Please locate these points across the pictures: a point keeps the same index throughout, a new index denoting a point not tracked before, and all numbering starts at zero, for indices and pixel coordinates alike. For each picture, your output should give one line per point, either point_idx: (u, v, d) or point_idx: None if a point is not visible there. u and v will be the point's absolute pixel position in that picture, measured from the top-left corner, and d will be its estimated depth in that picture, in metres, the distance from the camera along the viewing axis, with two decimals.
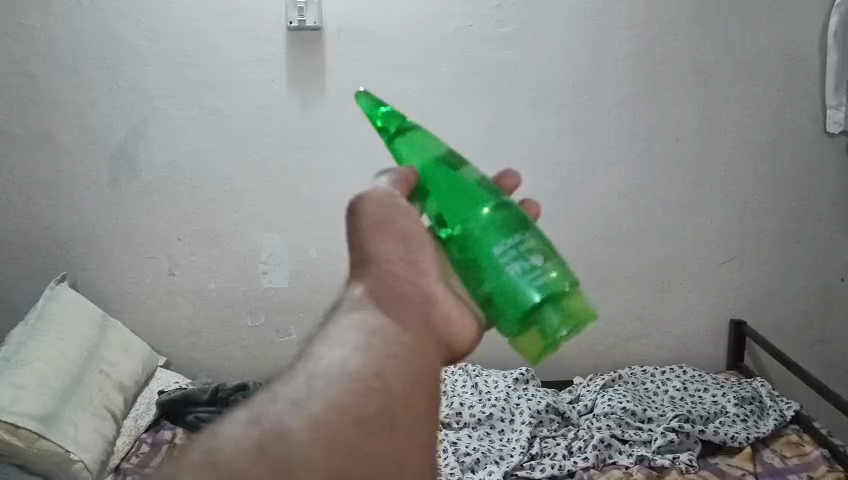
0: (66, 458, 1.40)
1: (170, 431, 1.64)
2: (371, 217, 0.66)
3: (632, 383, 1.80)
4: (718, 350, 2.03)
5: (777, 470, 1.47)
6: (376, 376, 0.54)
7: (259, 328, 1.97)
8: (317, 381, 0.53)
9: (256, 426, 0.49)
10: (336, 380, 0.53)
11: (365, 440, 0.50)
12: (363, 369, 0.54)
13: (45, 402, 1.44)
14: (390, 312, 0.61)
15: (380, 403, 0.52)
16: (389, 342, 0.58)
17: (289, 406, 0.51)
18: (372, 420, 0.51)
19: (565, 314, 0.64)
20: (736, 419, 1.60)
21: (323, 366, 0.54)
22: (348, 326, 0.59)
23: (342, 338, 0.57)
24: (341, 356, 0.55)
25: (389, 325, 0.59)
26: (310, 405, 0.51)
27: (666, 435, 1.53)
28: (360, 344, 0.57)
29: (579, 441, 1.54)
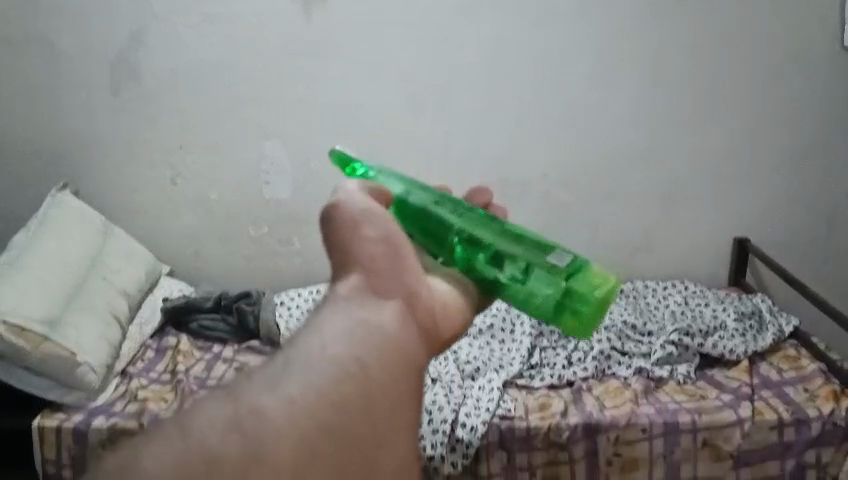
0: (72, 359, 1.41)
1: (174, 336, 1.68)
2: (349, 208, 0.52)
3: (634, 296, 1.81)
4: (721, 265, 2.02)
5: (772, 381, 1.49)
6: (358, 365, 0.42)
7: (263, 238, 1.96)
8: (288, 369, 0.41)
9: (229, 407, 0.39)
10: (308, 368, 0.41)
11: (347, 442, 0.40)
12: (342, 355, 0.42)
13: (49, 307, 1.45)
14: (379, 298, 0.47)
15: (364, 397, 0.41)
16: (377, 325, 0.45)
17: (263, 389, 0.40)
18: (355, 410, 0.40)
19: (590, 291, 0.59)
20: (735, 333, 1.62)
21: (306, 346, 0.42)
22: (336, 308, 0.46)
23: (327, 320, 0.45)
24: (319, 335, 0.43)
25: (382, 310, 0.46)
26: (286, 387, 0.40)
27: (665, 347, 1.56)
28: (351, 321, 0.45)
29: (578, 352, 1.57)
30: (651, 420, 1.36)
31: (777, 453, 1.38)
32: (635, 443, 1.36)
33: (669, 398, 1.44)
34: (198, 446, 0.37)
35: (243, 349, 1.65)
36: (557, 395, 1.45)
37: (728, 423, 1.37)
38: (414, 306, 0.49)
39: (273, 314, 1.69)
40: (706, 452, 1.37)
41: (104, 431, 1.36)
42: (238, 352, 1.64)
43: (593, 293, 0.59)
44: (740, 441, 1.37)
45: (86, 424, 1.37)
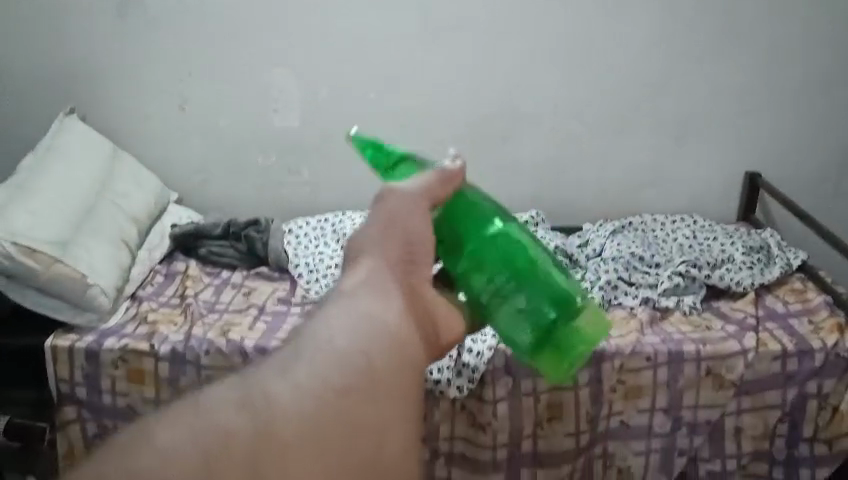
0: (82, 282, 1.42)
1: (183, 262, 1.70)
2: (390, 213, 0.60)
3: (642, 229, 1.81)
4: (730, 200, 2.00)
5: (778, 313, 1.49)
6: (361, 353, 0.43)
7: (271, 167, 1.95)
8: (298, 353, 0.42)
9: (240, 391, 0.40)
10: (312, 359, 0.42)
11: (351, 425, 0.40)
12: (347, 349, 0.43)
13: (59, 229, 1.46)
14: (385, 296, 0.49)
15: (366, 382, 0.42)
16: (378, 322, 0.45)
17: (274, 373, 0.41)
18: (359, 391, 0.41)
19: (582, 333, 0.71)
20: (742, 266, 1.62)
21: (310, 336, 0.44)
22: (343, 301, 0.47)
23: (336, 310, 0.46)
24: (326, 326, 0.44)
25: (389, 305, 0.48)
26: (294, 372, 0.41)
27: (672, 278, 1.56)
28: (357, 313, 0.45)
29: (585, 282, 1.58)
30: (656, 349, 1.37)
31: (778, 383, 1.39)
32: (639, 372, 1.37)
33: (674, 329, 1.45)
34: (215, 421, 0.38)
35: (250, 275, 1.67)
36: None
37: (731, 353, 1.38)
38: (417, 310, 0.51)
39: (281, 242, 1.70)
40: (709, 381, 1.38)
41: (116, 351, 1.38)
42: (246, 277, 1.66)
43: (578, 335, 0.71)
44: (743, 371, 1.38)
45: (98, 345, 1.38)
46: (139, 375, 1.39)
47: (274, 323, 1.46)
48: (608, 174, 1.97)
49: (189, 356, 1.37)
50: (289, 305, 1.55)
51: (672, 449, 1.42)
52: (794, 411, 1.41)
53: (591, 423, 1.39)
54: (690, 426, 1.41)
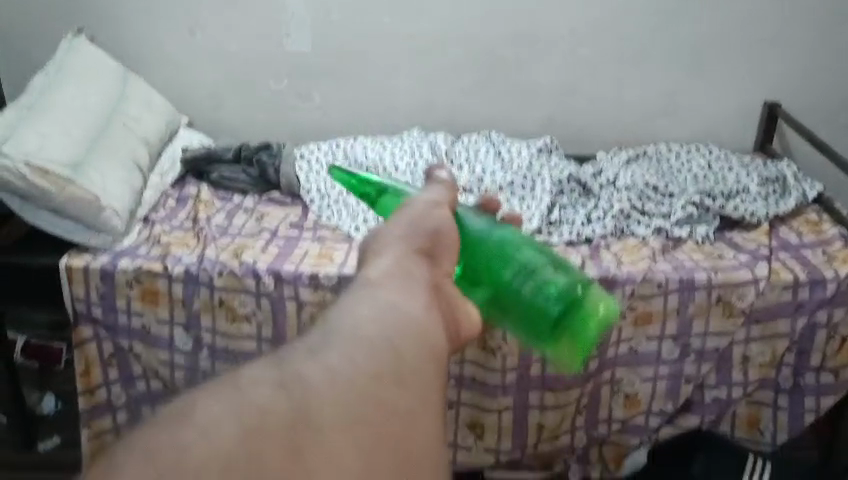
0: (95, 203, 1.42)
1: (195, 187, 1.70)
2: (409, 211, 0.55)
3: (657, 159, 1.79)
4: (747, 130, 1.97)
5: (791, 244, 1.48)
6: (401, 342, 0.37)
7: (282, 92, 1.93)
8: (331, 335, 0.36)
9: (271, 372, 0.33)
10: (346, 346, 0.35)
11: (392, 413, 0.33)
12: (380, 331, 0.37)
13: (71, 151, 1.45)
14: (412, 287, 0.44)
15: (405, 368, 0.36)
16: (409, 314, 0.40)
17: (306, 355, 0.34)
18: (401, 376, 0.35)
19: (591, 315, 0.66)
20: (757, 197, 1.61)
21: (341, 318, 0.38)
22: (369, 288, 0.42)
23: (364, 294, 0.41)
24: (355, 311, 0.39)
25: (416, 295, 0.43)
26: (330, 355, 0.35)
27: (686, 208, 1.55)
28: (388, 301, 0.40)
29: (598, 211, 1.57)
30: (667, 277, 1.37)
31: (789, 312, 1.40)
32: (650, 299, 1.38)
33: (686, 257, 1.45)
34: (250, 398, 0.31)
35: (262, 200, 1.67)
36: (574, 251, 1.47)
37: (744, 282, 1.38)
38: (433, 306, 0.44)
39: (292, 167, 1.69)
40: (719, 309, 1.39)
41: (131, 272, 1.38)
42: (258, 202, 1.66)
43: (588, 314, 0.65)
44: (754, 299, 1.38)
45: (113, 266, 1.39)
46: (153, 295, 1.40)
47: (287, 247, 1.47)
48: (624, 103, 1.94)
49: (203, 278, 1.38)
50: (301, 230, 1.55)
51: (679, 375, 1.43)
52: (802, 339, 1.41)
53: (600, 349, 1.40)
54: (698, 353, 1.42)
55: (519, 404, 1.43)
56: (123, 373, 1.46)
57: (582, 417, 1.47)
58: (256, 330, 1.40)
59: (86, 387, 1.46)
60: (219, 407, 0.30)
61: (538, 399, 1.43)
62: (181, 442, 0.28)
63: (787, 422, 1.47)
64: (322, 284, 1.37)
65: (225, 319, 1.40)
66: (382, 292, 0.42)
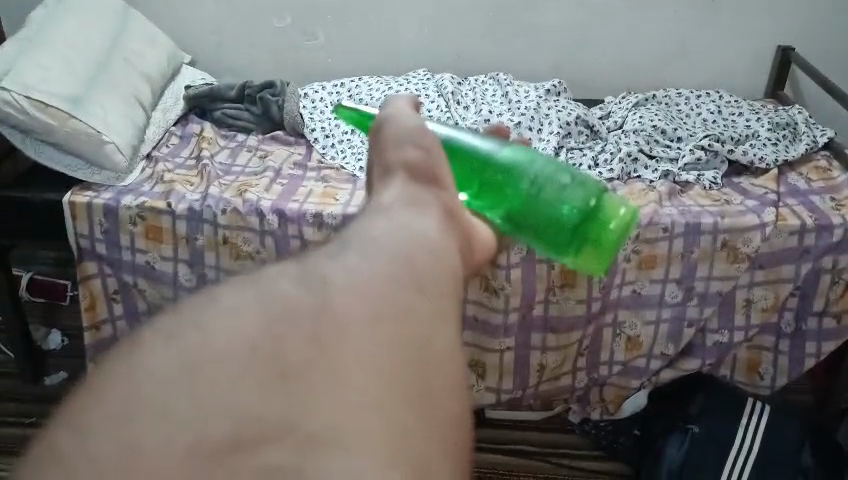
0: (98, 139, 1.41)
1: (198, 125, 1.68)
2: (396, 130, 0.63)
3: (665, 103, 1.76)
4: (758, 75, 1.94)
5: (800, 190, 1.47)
6: (407, 259, 0.47)
7: (286, 30, 1.89)
8: (351, 250, 0.46)
9: (304, 285, 0.42)
10: (364, 260, 0.45)
11: (406, 315, 0.43)
12: (391, 249, 0.47)
13: (71, 84, 1.43)
14: (423, 210, 0.54)
15: (410, 279, 0.45)
16: (415, 232, 0.50)
17: (333, 264, 0.44)
18: (411, 285, 0.45)
19: (610, 222, 0.72)
20: (766, 142, 1.59)
21: (361, 236, 0.48)
22: (381, 215, 0.51)
23: (378, 220, 0.51)
24: (372, 231, 0.49)
25: (424, 216, 0.53)
26: (349, 268, 0.44)
27: (694, 153, 1.54)
28: (398, 223, 0.51)
29: (605, 154, 1.56)
30: (673, 221, 1.37)
31: (794, 258, 1.39)
32: (655, 243, 1.38)
33: (692, 202, 1.44)
34: (283, 297, 0.41)
35: (266, 139, 1.66)
36: None
37: (750, 227, 1.37)
38: (444, 224, 0.55)
39: (296, 106, 1.68)
40: (724, 254, 1.38)
41: (134, 209, 1.38)
42: (262, 141, 1.65)
43: (608, 221, 0.71)
44: (759, 244, 1.38)
45: (116, 202, 1.38)
46: (156, 232, 1.39)
47: (291, 185, 1.46)
48: (634, 46, 1.90)
49: (206, 215, 1.37)
50: (305, 170, 1.54)
51: (681, 318, 1.44)
52: (806, 285, 1.41)
53: (603, 292, 1.40)
54: (701, 296, 1.42)
55: (520, 344, 1.45)
56: (127, 309, 1.47)
57: (583, 359, 1.48)
58: None
59: (91, 321, 1.47)
60: (208, 328, 0.38)
61: (540, 341, 1.44)
62: (166, 358, 0.36)
63: (787, 366, 1.48)
64: (326, 223, 1.37)
65: (228, 255, 1.40)
66: (383, 234, 0.48)
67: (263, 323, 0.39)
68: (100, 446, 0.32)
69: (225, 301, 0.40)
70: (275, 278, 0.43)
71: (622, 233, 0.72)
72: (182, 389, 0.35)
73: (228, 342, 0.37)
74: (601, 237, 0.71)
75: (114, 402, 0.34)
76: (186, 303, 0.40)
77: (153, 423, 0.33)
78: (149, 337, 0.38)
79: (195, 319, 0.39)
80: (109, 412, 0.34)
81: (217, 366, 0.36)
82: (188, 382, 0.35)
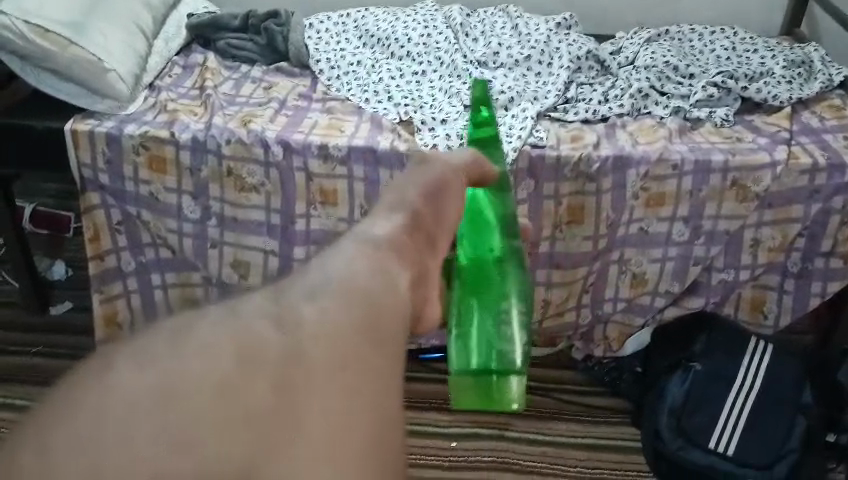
0: (99, 67, 1.38)
1: (201, 55, 1.65)
2: (433, 170, 0.55)
3: (678, 39, 1.72)
4: (773, 12, 1.89)
5: (812, 129, 1.45)
6: (388, 277, 0.38)
7: None
8: (324, 270, 0.37)
9: (272, 314, 0.33)
10: (341, 280, 0.36)
11: (390, 346, 0.34)
12: (369, 266, 0.38)
13: (71, 10, 1.39)
14: (411, 242, 0.45)
15: (392, 304, 0.36)
16: (393, 251, 0.42)
17: (304, 289, 0.35)
18: (393, 311, 0.36)
19: (501, 402, 0.64)
20: (781, 80, 1.55)
21: (334, 256, 0.39)
22: (359, 235, 0.42)
23: (354, 241, 0.41)
24: (343, 250, 0.40)
25: (408, 242, 0.45)
26: (328, 290, 0.35)
27: (706, 89, 1.50)
28: (379, 243, 0.42)
29: (616, 89, 1.53)
30: (683, 158, 1.35)
31: (804, 197, 1.38)
32: (664, 180, 1.36)
33: (703, 139, 1.41)
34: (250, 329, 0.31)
35: (270, 71, 1.63)
36: (590, 129, 1.44)
37: (761, 166, 1.35)
38: (424, 257, 0.46)
39: (301, 37, 1.64)
40: (733, 192, 1.37)
41: (137, 138, 1.36)
42: (266, 73, 1.62)
43: (505, 392, 0.63)
44: (769, 184, 1.36)
45: (119, 131, 1.36)
46: (160, 163, 1.38)
47: (296, 117, 1.44)
48: None
49: (210, 146, 1.36)
50: (310, 101, 1.51)
51: (688, 257, 1.43)
52: (814, 225, 1.40)
53: (609, 229, 1.40)
54: (708, 235, 1.41)
55: None
56: (131, 241, 1.46)
57: (587, 296, 1.48)
58: (264, 200, 1.39)
59: (95, 252, 1.46)
60: (177, 350, 0.29)
61: (545, 277, 1.44)
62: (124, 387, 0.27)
63: (791, 306, 1.48)
64: (332, 156, 1.35)
65: (233, 188, 1.39)
66: (364, 253, 0.40)
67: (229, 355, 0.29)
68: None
69: (194, 321, 0.31)
70: (239, 303, 0.33)
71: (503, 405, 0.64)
72: (147, 428, 0.26)
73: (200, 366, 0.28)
74: (491, 398, 0.63)
75: (61, 433, 0.24)
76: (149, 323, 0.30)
77: (113, 456, 0.24)
78: (108, 351, 0.28)
79: (162, 334, 0.29)
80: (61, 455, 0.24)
81: (189, 398, 0.27)
82: (157, 411, 0.26)
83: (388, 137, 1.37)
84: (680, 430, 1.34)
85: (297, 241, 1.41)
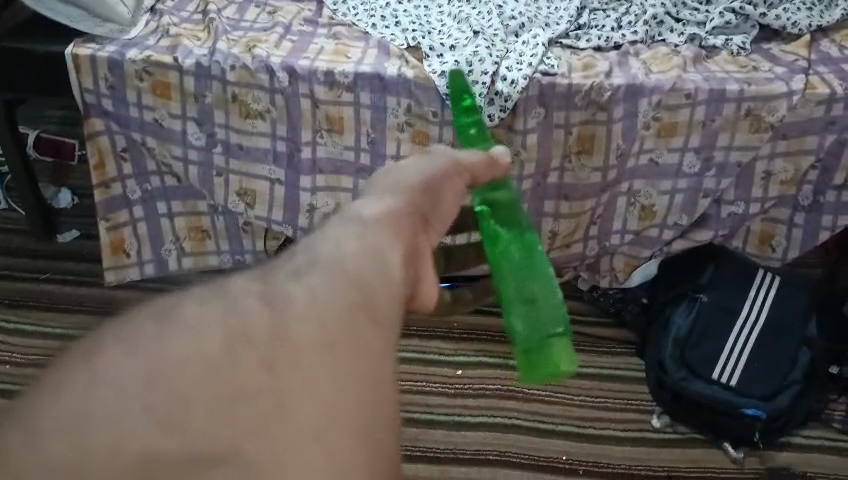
0: None
1: None
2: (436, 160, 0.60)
3: None
4: None
5: (831, 59, 1.40)
6: (377, 253, 0.43)
7: None
8: (314, 252, 0.42)
9: (264, 296, 0.38)
10: (327, 264, 0.40)
11: (371, 313, 0.38)
12: (354, 245, 0.43)
13: None
14: (406, 217, 0.50)
15: (377, 276, 0.41)
16: (382, 225, 0.46)
17: (294, 272, 0.40)
18: (377, 284, 0.40)
19: (549, 372, 0.68)
20: (801, 7, 1.49)
21: (327, 237, 0.44)
22: (353, 211, 0.47)
23: (347, 217, 0.46)
24: (336, 229, 0.44)
25: (403, 217, 0.49)
26: (315, 271, 0.40)
27: (723, 16, 1.46)
28: (370, 218, 0.46)
29: (630, 15, 1.48)
30: (697, 87, 1.31)
31: (819, 128, 1.35)
32: (677, 110, 1.33)
33: (718, 68, 1.38)
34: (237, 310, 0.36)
35: None
36: (602, 58, 1.39)
37: (777, 95, 1.31)
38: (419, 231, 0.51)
39: None
40: (747, 123, 1.34)
41: (139, 63, 1.33)
42: None
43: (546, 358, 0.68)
44: (785, 114, 1.33)
45: (121, 55, 1.33)
46: (165, 89, 1.35)
47: (301, 43, 1.41)
48: None
49: (215, 72, 1.33)
50: (316, 26, 1.47)
51: (697, 189, 1.41)
52: (828, 157, 1.38)
53: (620, 159, 1.38)
54: (720, 167, 1.39)
55: (533, 211, 1.44)
56: (136, 168, 1.45)
57: (595, 227, 1.48)
58: (271, 127, 1.37)
59: (100, 180, 1.44)
60: (169, 335, 0.34)
61: (553, 208, 1.44)
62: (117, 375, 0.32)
63: (800, 239, 1.47)
64: (338, 82, 1.32)
65: (238, 114, 1.36)
66: (356, 230, 0.44)
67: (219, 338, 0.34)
68: (54, 454, 0.28)
69: (186, 309, 0.36)
70: (234, 287, 0.38)
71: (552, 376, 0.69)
72: (141, 401, 0.31)
73: (187, 350, 0.33)
74: (539, 369, 0.69)
75: (64, 409, 0.30)
76: (143, 312, 0.36)
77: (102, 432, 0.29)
78: (107, 340, 0.34)
79: (153, 325, 0.34)
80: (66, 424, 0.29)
81: (175, 378, 0.32)
82: (146, 395, 0.31)
83: (395, 64, 1.33)
84: (684, 361, 1.35)
85: (303, 170, 1.41)
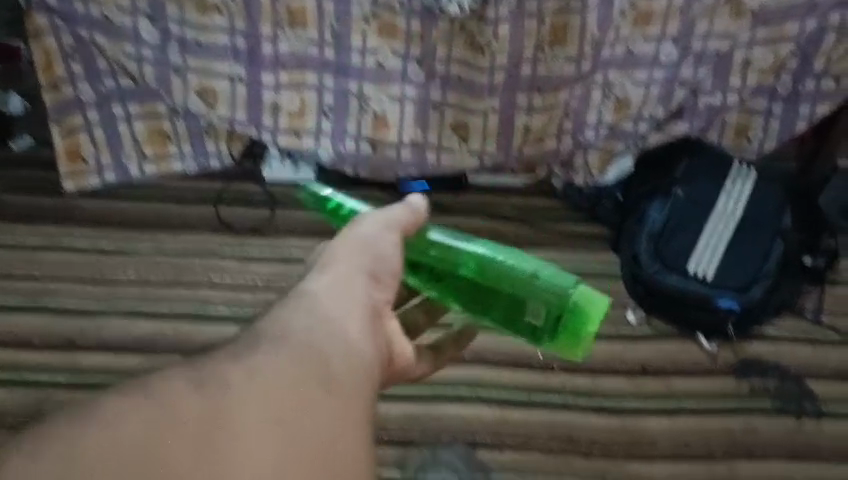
0: None
1: None
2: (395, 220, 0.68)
3: None
4: None
5: None
6: (340, 344, 0.52)
7: None
8: (286, 336, 0.51)
9: (245, 369, 0.46)
10: (296, 350, 0.49)
11: (332, 391, 0.47)
12: (319, 335, 0.52)
13: None
14: (368, 300, 0.60)
15: (342, 367, 0.50)
16: (342, 316, 0.56)
17: (268, 353, 0.48)
18: (339, 372, 0.49)
19: (589, 319, 0.69)
20: None
21: (295, 326, 0.52)
22: (317, 295, 0.57)
23: (314, 306, 0.55)
24: (304, 314, 0.54)
25: (365, 304, 0.59)
26: (289, 353, 0.49)
27: None
28: (332, 309, 0.56)
29: None
30: None
31: (799, 14, 1.30)
32: None
33: None
34: (219, 378, 0.45)
35: None
36: None
37: None
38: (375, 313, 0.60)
39: None
40: (727, 9, 1.29)
41: None
42: None
43: (578, 304, 0.69)
44: None
45: None
46: None
47: None
48: None
49: None
50: None
51: (673, 79, 1.36)
52: (808, 44, 1.34)
53: (594, 49, 1.33)
54: (697, 56, 1.34)
55: (505, 105, 1.39)
56: (88, 70, 1.37)
57: (568, 121, 1.42)
58: (228, 21, 1.30)
59: (49, 80, 1.36)
60: (167, 394, 0.43)
61: (526, 101, 1.38)
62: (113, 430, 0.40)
63: (778, 129, 1.44)
64: None
65: (194, 7, 1.28)
66: (318, 314, 0.54)
67: (200, 404, 0.43)
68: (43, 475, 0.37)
69: (175, 381, 0.44)
70: (214, 363, 0.47)
71: (587, 313, 0.69)
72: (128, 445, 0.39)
73: (186, 404, 0.42)
74: (575, 334, 0.69)
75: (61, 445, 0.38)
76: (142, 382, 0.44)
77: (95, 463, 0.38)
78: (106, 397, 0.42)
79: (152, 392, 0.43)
80: (65, 459, 0.37)
81: (164, 429, 0.41)
82: (137, 444, 0.39)
83: None
84: (659, 256, 1.34)
85: (265, 66, 1.34)
